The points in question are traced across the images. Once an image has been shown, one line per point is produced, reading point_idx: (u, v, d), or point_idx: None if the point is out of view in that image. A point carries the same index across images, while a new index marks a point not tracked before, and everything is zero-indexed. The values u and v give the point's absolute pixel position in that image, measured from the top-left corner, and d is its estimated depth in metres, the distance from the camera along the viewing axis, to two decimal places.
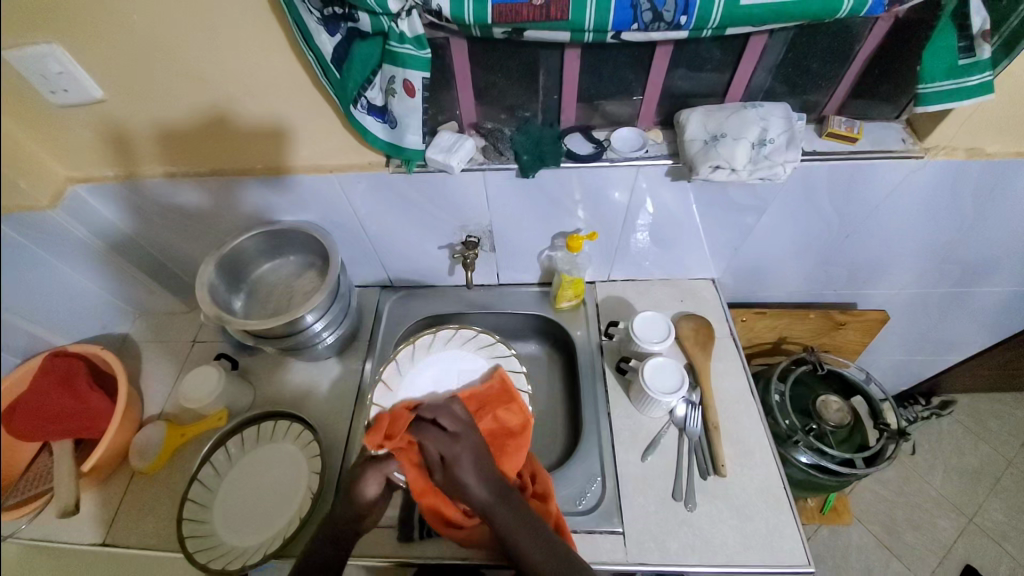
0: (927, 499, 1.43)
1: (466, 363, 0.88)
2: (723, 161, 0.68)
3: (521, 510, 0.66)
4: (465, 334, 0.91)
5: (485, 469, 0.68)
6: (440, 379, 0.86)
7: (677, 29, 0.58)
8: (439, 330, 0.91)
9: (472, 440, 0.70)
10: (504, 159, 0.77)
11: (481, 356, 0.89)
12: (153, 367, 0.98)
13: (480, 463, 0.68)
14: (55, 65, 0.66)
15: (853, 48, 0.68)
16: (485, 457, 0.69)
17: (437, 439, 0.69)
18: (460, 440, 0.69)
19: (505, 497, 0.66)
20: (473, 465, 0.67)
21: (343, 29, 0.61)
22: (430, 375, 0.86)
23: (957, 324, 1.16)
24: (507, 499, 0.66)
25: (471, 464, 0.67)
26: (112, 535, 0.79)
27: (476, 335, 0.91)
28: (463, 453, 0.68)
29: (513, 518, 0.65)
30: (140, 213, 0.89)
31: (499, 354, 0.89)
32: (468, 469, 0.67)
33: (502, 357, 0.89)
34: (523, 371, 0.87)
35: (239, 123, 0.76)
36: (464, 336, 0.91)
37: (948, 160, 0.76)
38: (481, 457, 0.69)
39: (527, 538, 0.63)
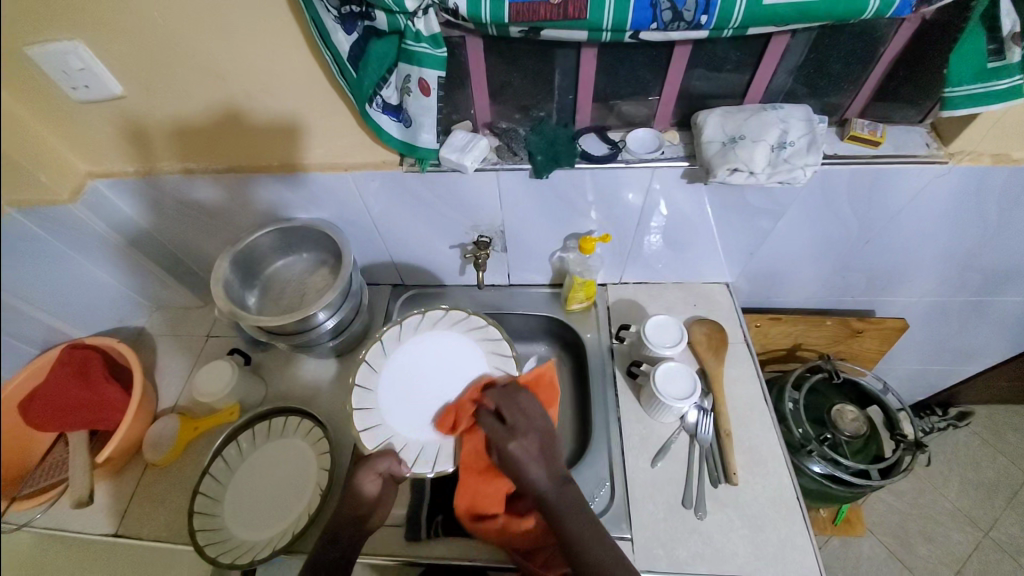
0: (942, 511, 1.40)
1: (441, 344, 0.83)
2: (741, 163, 0.66)
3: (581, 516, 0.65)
4: (434, 314, 0.86)
5: (544, 469, 0.67)
6: (419, 366, 0.81)
7: (697, 29, 0.57)
8: (406, 318, 0.85)
9: (532, 439, 0.68)
10: (518, 160, 0.77)
11: (457, 333, 0.84)
12: (167, 361, 0.99)
13: (542, 459, 0.67)
14: (76, 61, 0.67)
15: (877, 50, 0.66)
16: (547, 453, 0.68)
17: (498, 429, 0.69)
18: (519, 436, 0.67)
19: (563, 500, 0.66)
20: (535, 463, 0.66)
21: (360, 28, 0.61)
22: (407, 365, 0.81)
23: (978, 334, 1.13)
24: (567, 498, 0.66)
25: (529, 463, 0.66)
26: (124, 526, 0.80)
27: (448, 313, 0.86)
28: (520, 451, 0.66)
29: (572, 516, 0.64)
30: (157, 208, 0.90)
31: (475, 327, 0.85)
32: (529, 464, 0.66)
33: (480, 329, 0.85)
34: (505, 338, 0.83)
35: (255, 120, 0.76)
36: (434, 317, 0.86)
37: (974, 165, 0.74)
38: (543, 452, 0.68)
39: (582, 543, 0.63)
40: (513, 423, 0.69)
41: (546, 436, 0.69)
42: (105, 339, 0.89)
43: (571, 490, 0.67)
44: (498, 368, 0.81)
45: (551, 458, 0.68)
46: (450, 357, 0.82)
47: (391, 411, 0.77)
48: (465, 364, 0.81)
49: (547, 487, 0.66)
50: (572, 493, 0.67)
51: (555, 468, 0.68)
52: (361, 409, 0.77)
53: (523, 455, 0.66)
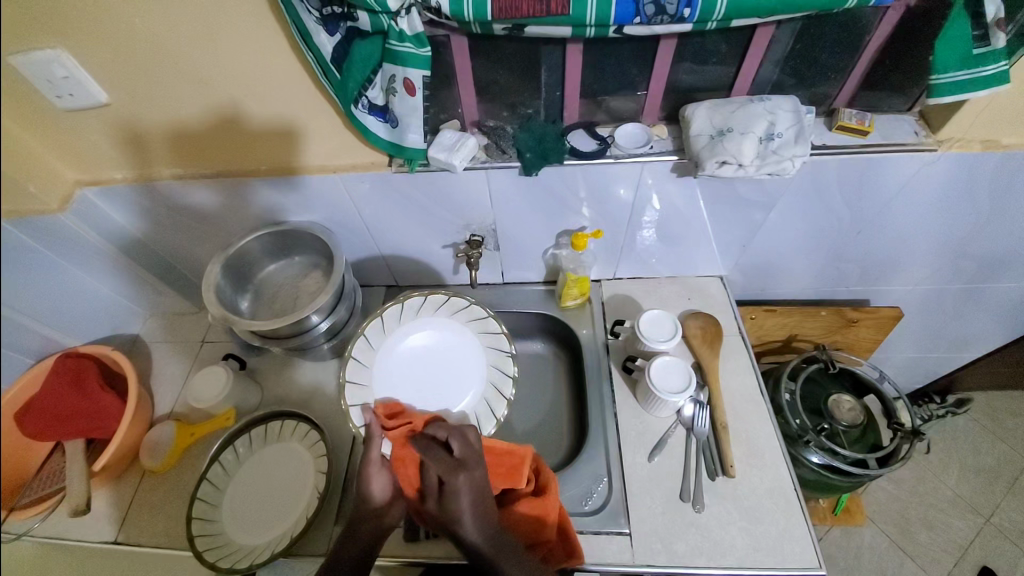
0: (942, 498, 1.40)
1: (427, 330, 0.87)
2: (730, 155, 0.66)
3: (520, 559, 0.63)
4: (414, 302, 0.88)
5: (485, 511, 0.64)
6: (409, 354, 0.85)
7: (681, 22, 0.57)
8: (386, 310, 0.86)
9: (476, 476, 0.65)
10: (507, 157, 0.76)
11: (441, 317, 0.88)
12: (163, 367, 0.99)
13: (477, 509, 0.64)
14: (60, 70, 0.67)
15: (863, 39, 0.66)
16: (484, 501, 0.65)
17: (440, 464, 0.65)
18: (463, 472, 0.64)
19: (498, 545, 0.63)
20: (471, 510, 0.63)
21: (342, 29, 0.61)
22: (396, 355, 0.84)
23: (973, 320, 1.13)
24: (501, 548, 0.63)
25: (467, 504, 0.63)
26: (124, 533, 0.80)
27: (427, 298, 0.89)
28: (463, 487, 0.64)
29: (507, 566, 0.62)
30: (147, 214, 0.89)
31: (459, 308, 0.88)
32: (464, 511, 0.63)
33: (464, 309, 0.88)
34: (489, 314, 0.88)
35: (242, 125, 0.76)
36: (413, 305, 0.88)
37: (964, 152, 0.74)
38: (480, 502, 0.64)
39: None
40: (457, 460, 0.65)
41: (485, 482, 0.66)
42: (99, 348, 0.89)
43: (505, 539, 0.64)
44: (487, 343, 0.86)
45: (488, 505, 0.65)
46: (437, 340, 0.86)
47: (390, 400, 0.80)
48: (454, 344, 0.86)
49: (479, 538, 0.63)
50: (507, 543, 0.64)
51: (490, 518, 0.64)
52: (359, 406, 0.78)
53: (460, 498, 0.63)
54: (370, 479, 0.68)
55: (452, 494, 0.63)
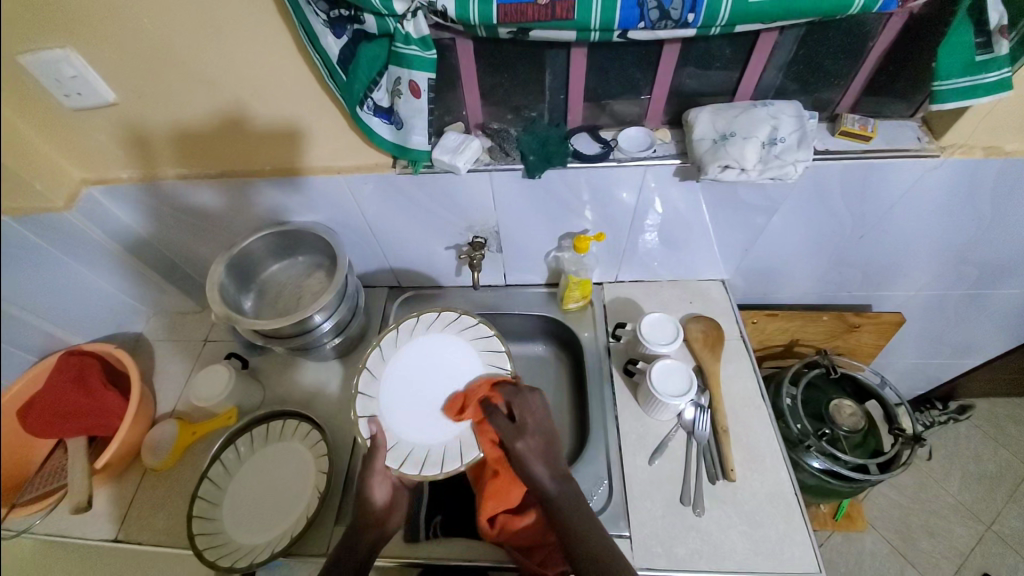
0: (944, 505, 1.40)
1: (436, 347, 0.83)
2: (732, 160, 0.66)
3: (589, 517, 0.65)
4: (425, 318, 0.85)
5: (553, 469, 0.68)
6: (418, 369, 0.81)
7: (685, 27, 0.58)
8: (400, 324, 0.84)
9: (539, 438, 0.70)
10: (511, 160, 0.77)
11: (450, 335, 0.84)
12: (165, 366, 0.99)
13: (546, 458, 0.69)
14: (68, 69, 0.68)
15: (866, 45, 0.66)
16: (551, 453, 0.70)
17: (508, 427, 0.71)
18: (525, 435, 0.70)
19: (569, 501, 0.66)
20: (539, 461, 0.69)
21: (349, 31, 0.62)
22: (403, 369, 0.81)
23: (976, 327, 1.13)
24: (569, 495, 0.66)
25: (534, 462, 0.68)
26: (124, 532, 0.81)
27: (440, 315, 0.86)
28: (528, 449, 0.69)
29: (575, 520, 0.64)
30: (151, 213, 0.90)
31: (467, 326, 0.85)
32: (534, 461, 0.68)
33: (472, 328, 0.85)
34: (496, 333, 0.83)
35: (248, 125, 0.77)
36: (428, 320, 0.85)
37: (966, 159, 0.74)
38: (547, 452, 0.70)
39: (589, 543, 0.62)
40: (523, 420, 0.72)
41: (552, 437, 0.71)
42: (99, 346, 0.89)
43: (573, 486, 0.67)
44: (492, 363, 0.81)
45: (556, 457, 0.70)
46: (446, 358, 0.82)
47: (394, 416, 0.77)
48: (461, 364, 0.82)
49: (548, 483, 0.67)
50: (574, 491, 0.67)
51: (560, 467, 0.69)
52: (364, 417, 0.77)
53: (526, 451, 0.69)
54: (372, 484, 0.72)
55: (519, 455, 0.69)
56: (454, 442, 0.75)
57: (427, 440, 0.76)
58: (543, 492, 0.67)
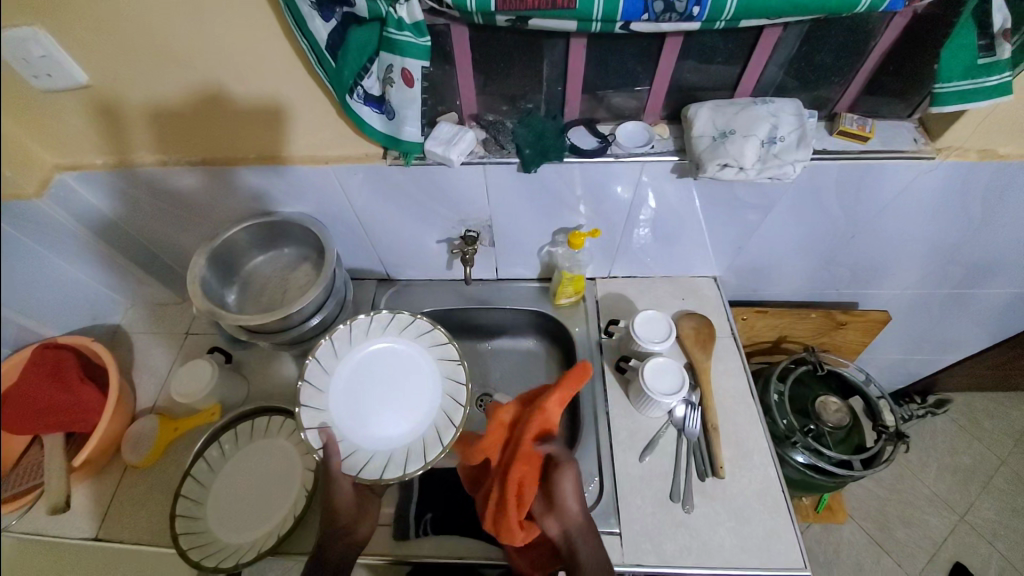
0: (919, 496, 1.44)
1: (380, 351, 0.83)
2: (731, 158, 0.66)
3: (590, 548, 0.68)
4: (360, 322, 0.84)
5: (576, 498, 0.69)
6: (367, 375, 0.81)
7: (690, 21, 0.56)
8: (334, 332, 0.82)
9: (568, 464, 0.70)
10: (505, 153, 0.75)
11: (392, 336, 0.84)
12: (145, 359, 0.96)
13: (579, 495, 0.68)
14: (37, 49, 0.63)
15: (868, 43, 0.65)
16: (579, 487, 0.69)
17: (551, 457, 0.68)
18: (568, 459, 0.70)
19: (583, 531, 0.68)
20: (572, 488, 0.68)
21: (338, 15, 0.58)
22: (351, 378, 0.80)
23: (958, 324, 1.15)
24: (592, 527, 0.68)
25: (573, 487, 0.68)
26: (105, 530, 0.78)
27: (373, 317, 0.84)
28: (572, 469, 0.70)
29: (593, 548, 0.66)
30: (128, 201, 0.86)
31: (408, 324, 0.84)
32: (570, 490, 0.67)
33: (412, 325, 0.85)
34: (436, 327, 0.84)
35: (232, 110, 0.73)
36: (362, 325, 0.84)
37: (959, 162, 0.74)
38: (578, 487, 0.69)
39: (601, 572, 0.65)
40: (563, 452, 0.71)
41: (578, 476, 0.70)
42: (76, 339, 0.86)
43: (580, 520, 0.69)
44: (438, 357, 0.83)
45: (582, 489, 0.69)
46: (391, 361, 0.82)
47: (349, 426, 0.76)
48: (408, 367, 0.82)
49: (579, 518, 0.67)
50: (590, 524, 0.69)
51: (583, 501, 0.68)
52: (316, 428, 0.75)
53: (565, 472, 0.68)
54: (338, 485, 0.71)
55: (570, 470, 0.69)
56: (415, 442, 0.76)
57: (387, 445, 0.76)
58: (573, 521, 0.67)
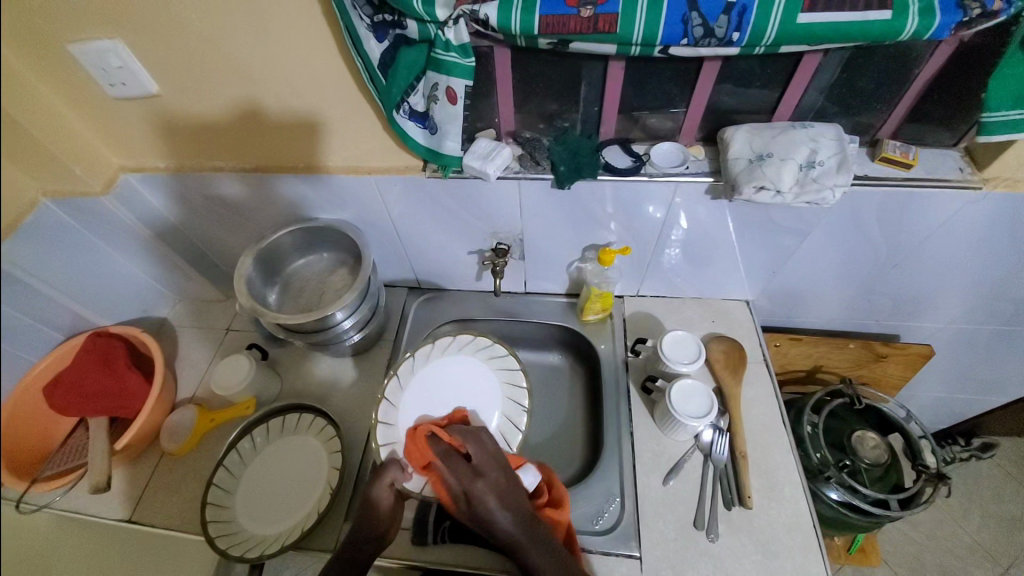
0: (960, 545, 1.35)
1: (462, 369, 0.86)
2: (768, 180, 0.65)
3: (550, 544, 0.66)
4: (462, 338, 0.90)
5: (512, 501, 0.67)
6: (442, 384, 0.84)
7: (728, 46, 0.57)
8: (438, 338, 0.89)
9: (496, 480, 0.68)
10: (541, 169, 0.77)
11: (479, 359, 0.88)
12: (188, 352, 1.01)
13: (506, 503, 0.67)
14: (115, 59, 0.70)
15: (913, 72, 0.64)
16: (510, 493, 0.68)
17: (459, 473, 0.69)
18: (483, 478, 0.68)
19: (527, 524, 0.66)
20: (497, 502, 0.66)
21: (391, 36, 0.62)
22: (434, 382, 0.85)
23: (1007, 365, 1.09)
24: (534, 536, 0.65)
25: (494, 501, 0.66)
26: (138, 513, 0.82)
27: (475, 339, 0.90)
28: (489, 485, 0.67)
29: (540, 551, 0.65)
30: (184, 202, 0.92)
31: (496, 355, 0.88)
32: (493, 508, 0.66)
33: (499, 357, 0.88)
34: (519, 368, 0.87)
35: (283, 119, 0.78)
36: (462, 341, 0.90)
37: (1010, 193, 0.72)
38: (507, 490, 0.68)
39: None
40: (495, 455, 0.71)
41: (504, 474, 0.69)
42: (127, 329, 0.91)
43: (536, 524, 0.66)
44: (507, 394, 0.85)
45: (509, 495, 0.68)
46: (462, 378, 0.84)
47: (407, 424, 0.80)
48: (482, 391, 0.85)
49: (515, 530, 0.65)
50: (540, 530, 0.66)
51: (520, 506, 0.67)
52: (386, 421, 0.81)
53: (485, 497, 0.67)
54: (376, 488, 0.72)
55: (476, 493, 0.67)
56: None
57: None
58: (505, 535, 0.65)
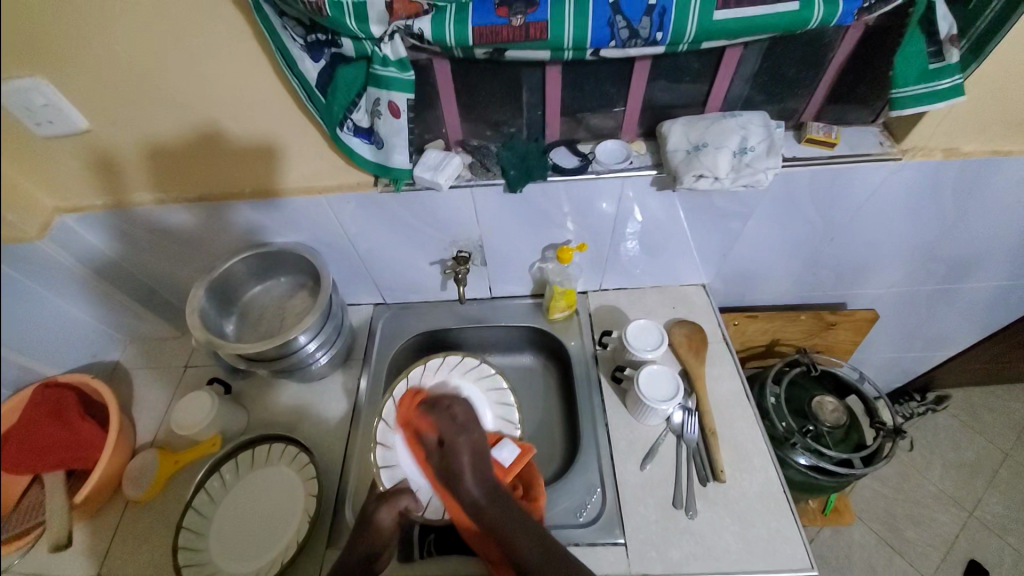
0: (927, 495, 1.43)
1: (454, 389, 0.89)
2: (706, 169, 0.69)
3: (519, 516, 0.63)
4: (451, 359, 0.92)
5: (487, 472, 0.67)
6: None
7: (655, 45, 0.60)
8: (430, 358, 0.91)
9: (474, 440, 0.71)
10: (491, 175, 0.78)
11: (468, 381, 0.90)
12: (145, 395, 0.97)
13: (476, 466, 0.67)
14: (40, 98, 0.66)
15: (826, 57, 0.70)
16: (481, 460, 0.68)
17: (446, 425, 0.74)
18: (464, 432, 0.72)
19: (497, 498, 0.65)
20: (472, 464, 0.67)
21: (327, 54, 0.63)
22: None
23: (948, 318, 1.17)
24: (499, 500, 0.64)
25: (468, 462, 0.67)
26: (108, 566, 0.78)
27: (463, 360, 0.92)
28: (461, 445, 0.70)
29: (505, 516, 0.63)
30: (129, 239, 0.88)
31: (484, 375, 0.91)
32: (467, 464, 0.67)
33: (489, 377, 0.91)
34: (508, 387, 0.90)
35: (227, 145, 0.76)
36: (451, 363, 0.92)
37: (926, 160, 0.78)
38: (481, 460, 0.69)
39: (524, 543, 0.60)
40: (477, 430, 0.73)
41: (481, 437, 0.72)
42: (75, 377, 0.87)
43: (505, 495, 0.65)
44: (499, 417, 0.87)
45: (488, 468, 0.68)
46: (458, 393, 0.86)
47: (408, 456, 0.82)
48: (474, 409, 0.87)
49: (480, 494, 0.64)
50: (505, 497, 0.65)
51: (491, 476, 0.67)
52: (385, 444, 0.83)
53: (466, 453, 0.69)
54: (380, 509, 0.75)
55: (451, 447, 0.70)
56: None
57: (430, 484, 0.79)
58: (472, 501, 0.64)
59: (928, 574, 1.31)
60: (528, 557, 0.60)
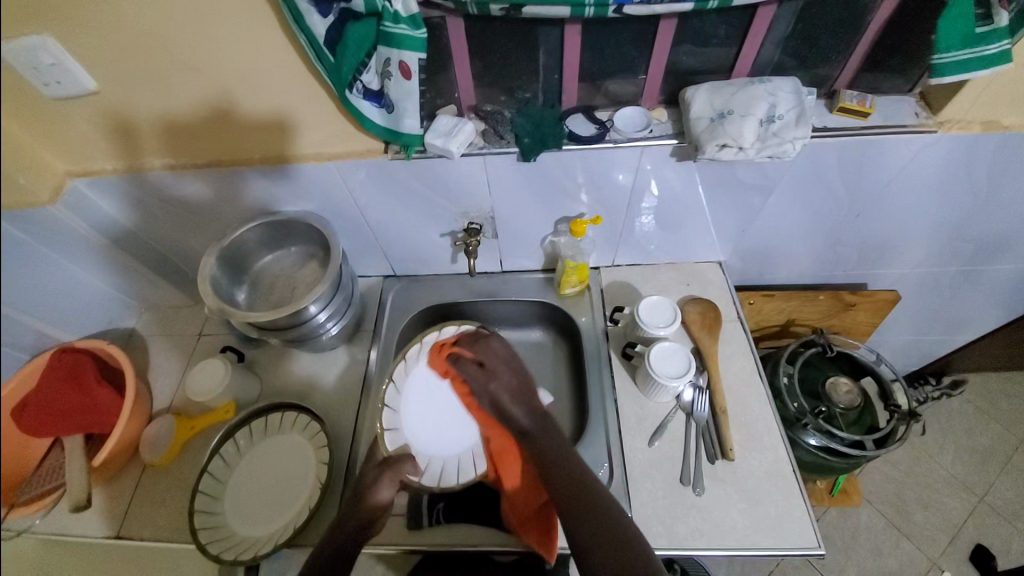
0: (937, 479, 1.42)
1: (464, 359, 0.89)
2: (731, 138, 0.66)
3: (558, 442, 0.77)
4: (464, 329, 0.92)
5: (528, 404, 0.83)
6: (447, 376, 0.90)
7: (682, 1, 0.56)
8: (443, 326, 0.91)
9: (509, 380, 0.85)
10: (504, 143, 0.75)
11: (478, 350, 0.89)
12: (160, 361, 0.98)
13: (518, 398, 0.84)
14: (46, 57, 0.65)
15: (864, 19, 0.65)
16: (521, 394, 0.85)
17: (481, 372, 0.86)
18: (499, 377, 0.85)
19: (540, 424, 0.81)
20: (513, 398, 0.84)
21: (335, 10, 0.59)
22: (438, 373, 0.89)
23: (970, 302, 1.14)
24: (542, 427, 0.80)
25: (508, 398, 0.84)
26: (126, 528, 0.80)
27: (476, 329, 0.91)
28: (500, 386, 0.85)
29: (545, 440, 0.78)
30: (140, 205, 0.88)
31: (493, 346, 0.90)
32: (508, 399, 0.84)
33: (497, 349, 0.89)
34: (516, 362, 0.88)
35: (235, 109, 0.74)
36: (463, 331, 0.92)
37: (963, 134, 0.74)
38: (520, 393, 0.85)
39: (556, 465, 0.73)
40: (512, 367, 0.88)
41: (517, 376, 0.87)
42: (93, 342, 0.88)
43: (546, 420, 0.82)
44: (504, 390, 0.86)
45: (529, 399, 0.85)
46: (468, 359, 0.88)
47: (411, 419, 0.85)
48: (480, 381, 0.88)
49: (527, 421, 0.81)
50: (546, 422, 0.82)
51: (531, 406, 0.83)
52: (390, 408, 0.85)
53: (508, 395, 0.84)
54: (381, 482, 0.74)
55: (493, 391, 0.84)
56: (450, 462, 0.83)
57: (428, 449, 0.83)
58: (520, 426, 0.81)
59: (933, 556, 1.31)
60: (558, 480, 0.71)
